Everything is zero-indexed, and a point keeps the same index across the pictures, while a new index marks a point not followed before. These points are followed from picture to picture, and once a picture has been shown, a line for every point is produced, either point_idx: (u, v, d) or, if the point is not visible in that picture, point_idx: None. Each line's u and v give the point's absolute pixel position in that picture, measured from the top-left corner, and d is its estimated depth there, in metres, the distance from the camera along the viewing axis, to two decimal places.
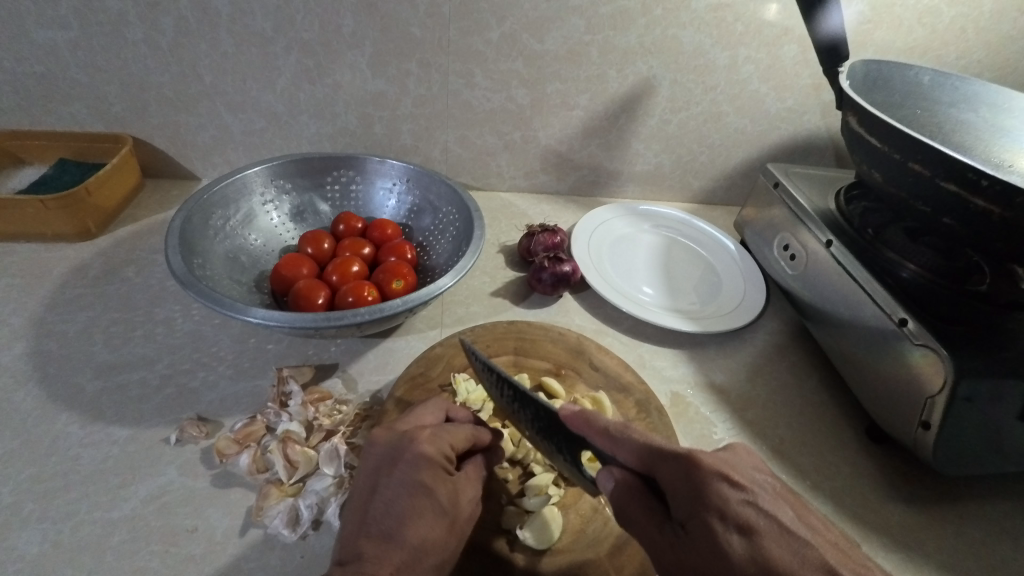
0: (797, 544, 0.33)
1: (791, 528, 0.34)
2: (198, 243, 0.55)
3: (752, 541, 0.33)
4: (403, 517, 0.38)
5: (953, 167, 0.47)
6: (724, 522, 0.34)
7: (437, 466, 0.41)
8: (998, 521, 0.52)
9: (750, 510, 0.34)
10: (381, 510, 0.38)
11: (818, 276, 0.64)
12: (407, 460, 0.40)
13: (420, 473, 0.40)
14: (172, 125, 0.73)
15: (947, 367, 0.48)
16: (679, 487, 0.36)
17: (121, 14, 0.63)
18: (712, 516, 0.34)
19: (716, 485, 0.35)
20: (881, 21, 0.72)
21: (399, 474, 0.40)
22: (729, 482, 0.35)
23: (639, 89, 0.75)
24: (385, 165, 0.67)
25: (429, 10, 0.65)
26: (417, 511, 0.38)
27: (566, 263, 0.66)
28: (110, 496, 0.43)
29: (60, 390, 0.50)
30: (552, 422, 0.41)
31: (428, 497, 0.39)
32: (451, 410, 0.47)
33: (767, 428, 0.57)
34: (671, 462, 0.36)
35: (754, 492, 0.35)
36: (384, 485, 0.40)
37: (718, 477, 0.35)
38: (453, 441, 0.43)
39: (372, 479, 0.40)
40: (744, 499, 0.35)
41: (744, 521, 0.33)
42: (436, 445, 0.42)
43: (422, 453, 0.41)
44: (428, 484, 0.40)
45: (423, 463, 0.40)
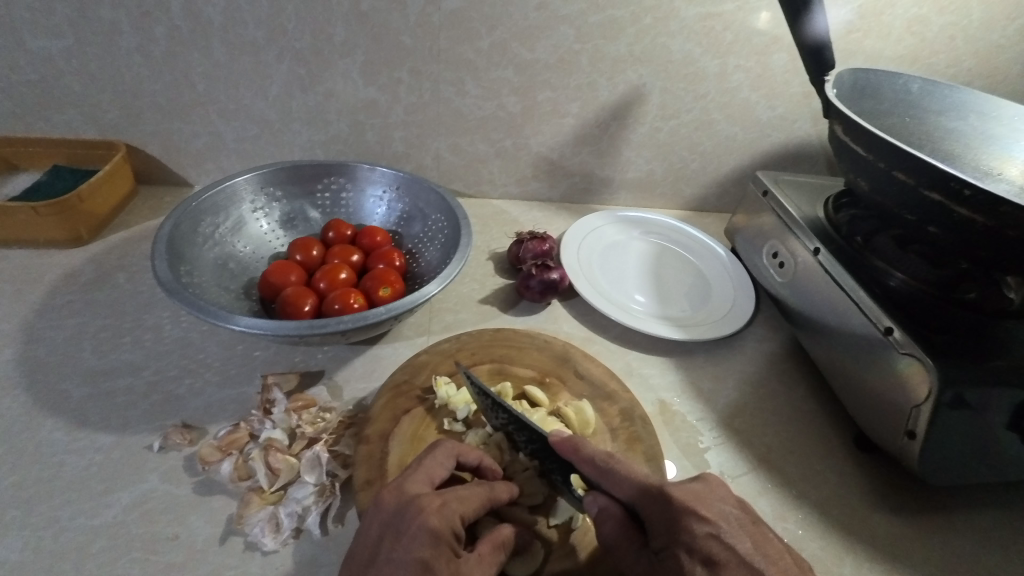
0: (751, 574, 0.36)
1: (751, 561, 0.37)
2: (186, 250, 0.56)
3: (714, 573, 0.36)
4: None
5: (937, 176, 0.47)
6: (692, 558, 0.36)
7: (442, 543, 0.37)
8: (986, 531, 0.52)
9: (715, 544, 0.37)
10: None
11: (807, 284, 0.64)
12: (411, 534, 0.37)
13: (423, 549, 0.36)
14: (165, 132, 0.73)
15: (932, 376, 0.48)
16: (655, 520, 0.39)
17: (114, 23, 0.63)
18: (682, 550, 0.37)
19: (690, 523, 0.37)
20: (871, 30, 0.72)
21: (400, 549, 0.36)
22: (702, 518, 0.38)
23: (630, 97, 0.75)
24: (375, 173, 0.68)
25: (420, 19, 0.66)
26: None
27: (554, 270, 0.66)
28: (93, 503, 0.43)
29: (47, 396, 0.50)
30: (544, 450, 0.44)
31: None
32: (461, 454, 0.44)
33: (754, 437, 0.57)
34: (646, 497, 0.39)
35: (720, 525, 0.38)
36: (381, 560, 0.36)
37: (692, 514, 0.38)
38: (461, 511, 0.40)
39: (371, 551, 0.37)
40: (710, 533, 0.37)
41: (710, 554, 0.37)
42: (444, 516, 0.39)
43: (428, 526, 0.37)
44: (429, 564, 0.36)
45: (428, 538, 0.37)
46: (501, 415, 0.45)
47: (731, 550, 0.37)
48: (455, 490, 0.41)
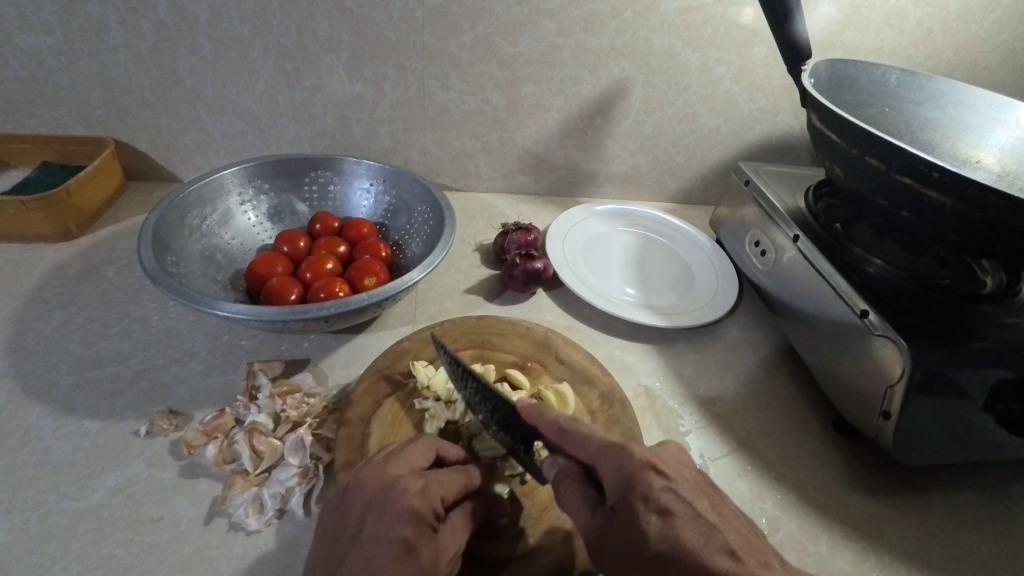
0: (705, 528, 0.36)
1: (704, 516, 0.36)
2: (172, 241, 0.56)
3: (668, 523, 0.35)
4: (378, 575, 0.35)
5: (906, 161, 0.48)
6: (647, 507, 0.35)
7: (424, 523, 0.38)
8: (962, 511, 0.53)
9: (670, 497, 0.36)
10: (359, 564, 0.36)
11: (787, 272, 0.65)
12: (394, 513, 0.38)
13: (405, 529, 0.37)
14: (154, 128, 0.74)
15: (905, 357, 0.49)
16: (610, 476, 0.37)
17: (102, 19, 0.64)
18: (638, 500, 0.35)
19: (644, 475, 0.37)
20: (849, 22, 0.73)
21: (383, 527, 0.37)
22: (657, 472, 0.37)
23: (613, 91, 0.76)
24: (361, 166, 0.69)
25: (403, 14, 0.67)
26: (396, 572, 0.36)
27: (537, 260, 0.67)
28: (78, 486, 0.44)
29: (35, 384, 0.51)
30: (508, 418, 0.44)
31: (408, 557, 0.37)
32: (443, 448, 0.45)
33: (734, 421, 0.58)
34: (604, 453, 0.38)
35: (675, 481, 0.37)
36: (366, 538, 0.37)
37: (648, 467, 0.37)
38: (444, 494, 0.40)
39: (354, 532, 0.38)
40: (665, 486, 0.37)
41: (664, 504, 0.36)
42: (425, 498, 0.39)
43: (410, 507, 0.38)
44: (411, 542, 0.37)
45: (409, 518, 0.38)
46: (472, 384, 0.45)
47: (683, 502, 0.36)
48: (435, 473, 0.41)
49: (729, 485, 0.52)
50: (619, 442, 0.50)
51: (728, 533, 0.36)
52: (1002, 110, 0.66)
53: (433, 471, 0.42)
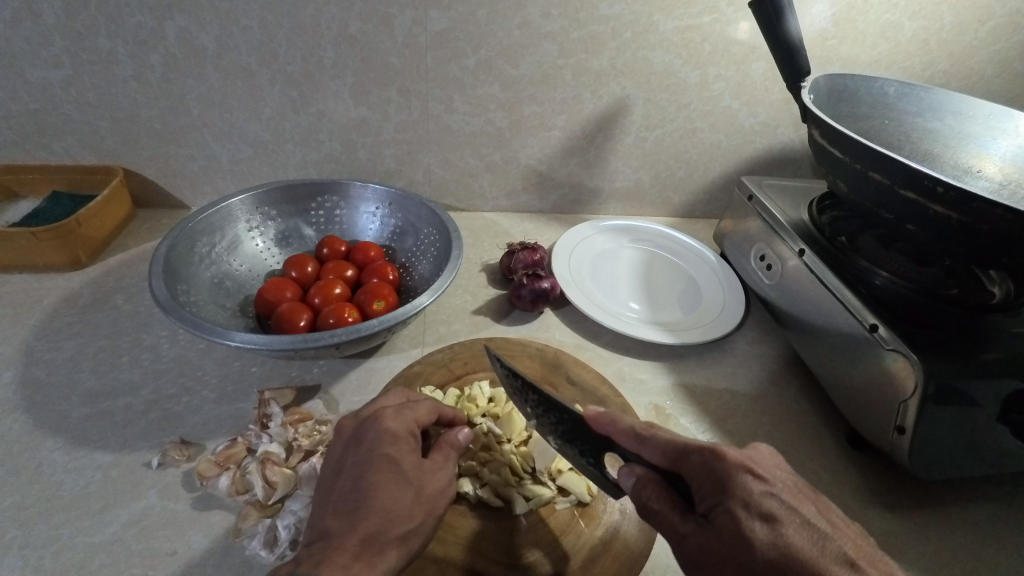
0: (817, 535, 0.33)
1: (812, 523, 0.34)
2: (183, 269, 0.57)
3: (775, 530, 0.33)
4: (367, 490, 0.39)
5: (911, 176, 0.49)
6: (748, 512, 0.33)
7: (403, 440, 0.42)
8: (982, 525, 0.52)
9: (772, 502, 0.34)
10: (349, 485, 0.40)
11: (794, 286, 0.65)
12: (371, 437, 0.42)
13: (384, 447, 0.41)
14: (162, 156, 0.75)
15: (916, 371, 0.49)
16: (703, 479, 0.36)
17: (112, 53, 0.65)
18: (737, 505, 0.34)
19: (740, 478, 0.35)
20: (845, 36, 0.74)
21: (362, 451, 0.41)
22: (753, 475, 0.36)
23: (614, 109, 0.77)
24: (367, 190, 0.69)
25: (407, 40, 0.68)
26: (382, 482, 0.40)
27: (545, 279, 0.67)
28: (92, 520, 0.44)
29: (46, 417, 0.51)
30: (573, 427, 0.44)
31: (392, 468, 0.41)
32: (411, 395, 0.48)
33: (746, 437, 0.58)
34: (692, 456, 0.37)
35: (776, 486, 0.35)
36: (350, 464, 0.41)
37: (743, 471, 0.36)
38: (415, 416, 0.45)
39: (339, 464, 0.42)
40: (766, 491, 0.35)
41: (767, 509, 0.34)
42: (399, 422, 0.43)
43: (383, 429, 0.42)
44: (392, 457, 0.41)
45: (386, 438, 0.42)
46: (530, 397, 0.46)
47: (787, 507, 0.34)
48: (406, 404, 0.46)
49: None
50: None
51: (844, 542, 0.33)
52: (1002, 119, 0.66)
53: (404, 403, 0.46)
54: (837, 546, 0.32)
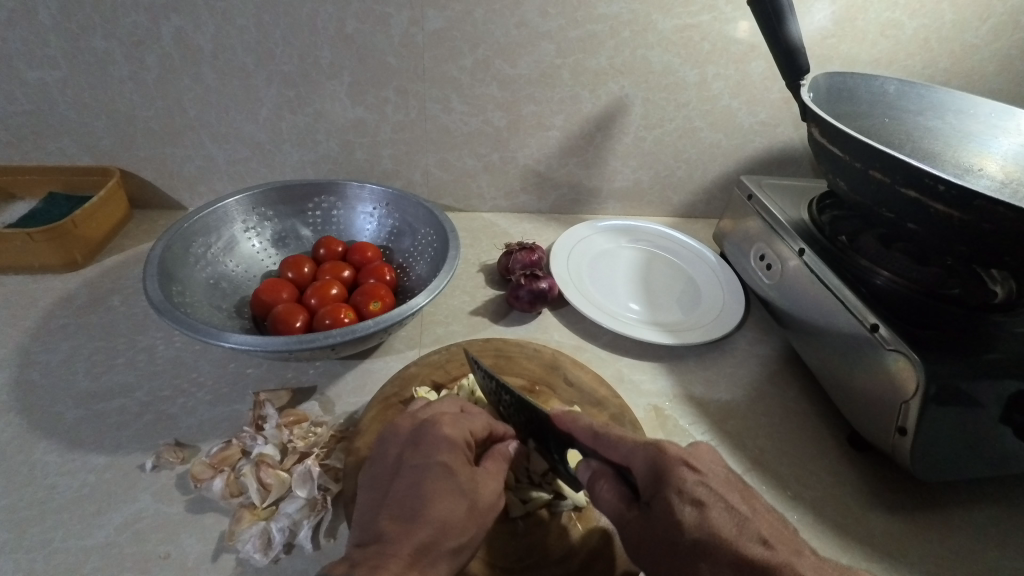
0: (738, 517, 0.37)
1: (737, 508, 0.38)
2: (178, 271, 0.56)
3: (702, 513, 0.37)
4: (424, 496, 0.39)
5: (911, 174, 0.48)
6: (680, 499, 0.37)
7: (457, 448, 0.42)
8: (986, 528, 0.51)
9: (703, 490, 0.38)
10: (404, 491, 0.39)
11: (794, 286, 0.65)
12: (429, 442, 0.42)
13: (442, 453, 0.41)
14: (159, 157, 0.75)
15: (917, 371, 0.48)
16: (645, 472, 0.40)
17: (107, 53, 0.65)
18: (669, 495, 0.38)
19: (676, 470, 0.39)
20: (845, 35, 0.74)
21: (421, 457, 0.41)
22: (689, 466, 0.39)
23: (613, 109, 0.76)
24: (364, 190, 0.69)
25: (403, 40, 0.68)
26: (439, 490, 0.39)
27: (543, 280, 0.67)
28: (85, 523, 0.43)
29: (40, 419, 0.51)
30: (541, 426, 0.46)
31: (449, 477, 0.40)
32: (466, 403, 0.48)
33: (746, 439, 0.57)
34: (636, 451, 0.41)
35: (707, 476, 0.39)
36: (406, 469, 0.41)
37: (679, 463, 0.39)
38: (472, 426, 0.45)
39: (394, 469, 0.41)
40: (697, 480, 0.38)
41: (697, 496, 0.37)
42: (457, 430, 0.43)
43: (443, 435, 0.42)
44: (449, 464, 0.41)
45: (444, 444, 0.42)
46: (505, 397, 0.48)
47: (716, 493, 0.38)
48: (462, 413, 0.46)
49: None
50: None
51: (762, 523, 0.37)
52: (1003, 117, 0.66)
53: (460, 413, 0.46)
54: (757, 527, 0.37)
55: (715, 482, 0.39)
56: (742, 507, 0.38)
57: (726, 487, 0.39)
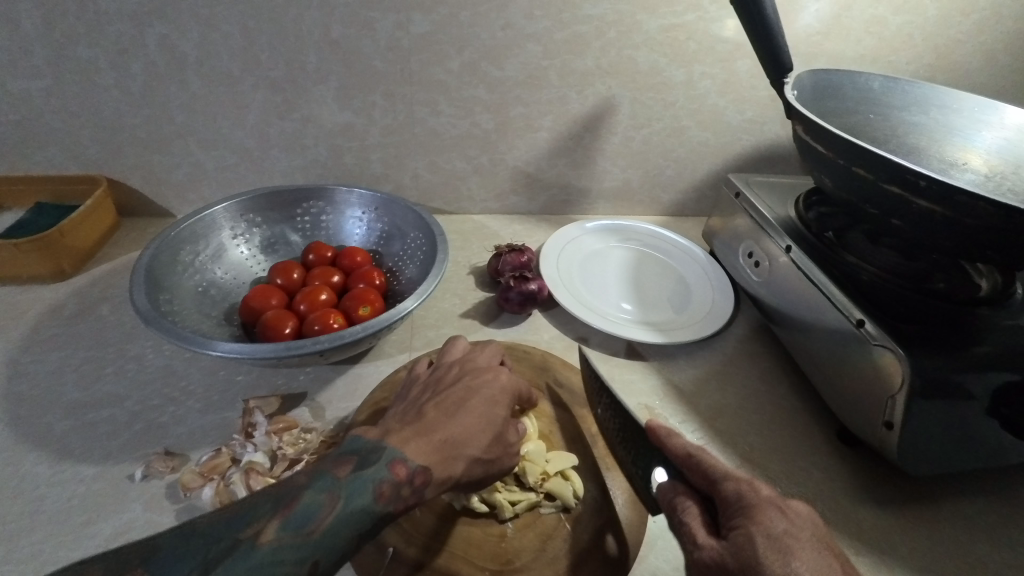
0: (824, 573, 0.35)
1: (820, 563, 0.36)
2: (166, 280, 0.56)
3: (788, 561, 0.35)
4: (464, 408, 0.43)
5: (894, 171, 0.48)
6: (767, 542, 0.35)
7: (505, 392, 0.47)
8: (974, 520, 0.52)
9: (791, 539, 0.36)
10: (451, 401, 0.44)
11: (781, 283, 0.65)
12: (488, 379, 0.47)
13: (494, 389, 0.46)
14: (147, 165, 0.75)
15: (903, 366, 0.48)
16: (732, 505, 0.38)
17: (92, 61, 0.65)
18: (756, 533, 0.36)
19: (765, 510, 0.37)
20: (830, 32, 0.74)
21: (476, 384, 0.46)
22: (782, 513, 0.38)
23: (601, 109, 0.77)
24: (353, 195, 0.69)
25: (390, 44, 0.68)
26: (479, 411, 0.44)
27: (532, 282, 0.67)
28: (74, 535, 0.43)
29: (29, 431, 0.51)
30: (635, 431, 0.47)
31: (490, 404, 0.45)
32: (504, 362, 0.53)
33: (737, 436, 0.57)
34: (728, 481, 0.39)
35: (799, 527, 0.37)
36: (456, 389, 0.45)
37: (773, 507, 0.38)
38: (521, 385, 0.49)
39: (448, 386, 0.46)
40: (786, 529, 0.37)
41: (784, 545, 0.36)
42: (510, 379, 0.48)
43: (496, 377, 0.47)
44: (500, 395, 0.46)
45: (499, 385, 0.47)
46: (605, 401, 0.51)
47: (804, 545, 0.36)
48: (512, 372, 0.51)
49: None
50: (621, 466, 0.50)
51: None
52: (987, 111, 0.66)
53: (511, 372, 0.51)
54: None
55: (801, 531, 0.37)
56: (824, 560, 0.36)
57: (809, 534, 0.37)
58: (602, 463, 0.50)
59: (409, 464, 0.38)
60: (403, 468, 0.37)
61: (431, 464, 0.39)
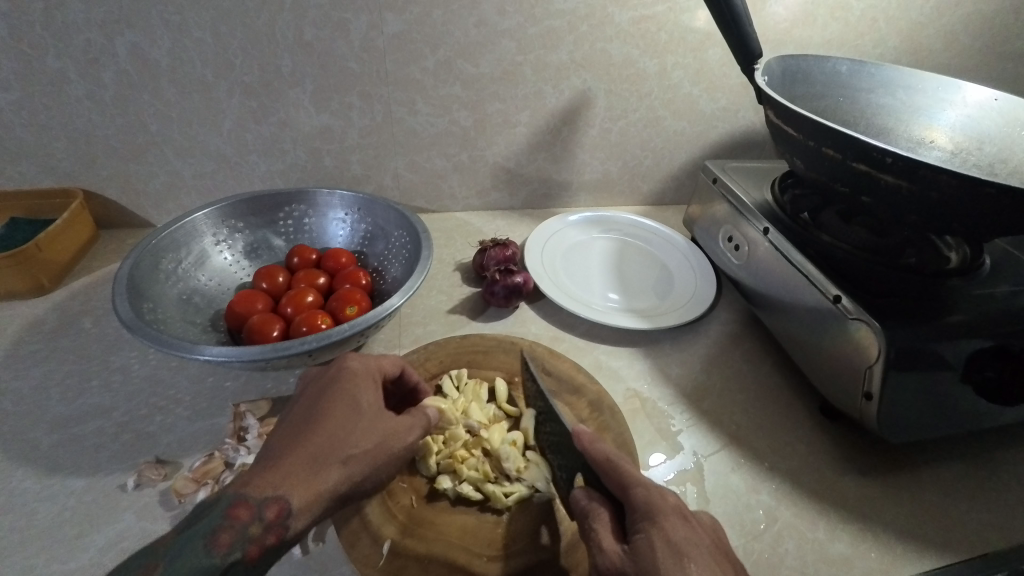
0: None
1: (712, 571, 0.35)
2: (148, 289, 0.56)
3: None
4: (318, 417, 0.42)
5: (860, 149, 0.50)
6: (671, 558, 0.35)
7: (363, 388, 0.45)
8: (953, 483, 0.54)
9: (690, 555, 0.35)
10: (303, 415, 0.42)
11: (761, 265, 0.66)
12: (330, 383, 0.44)
13: (348, 391, 0.44)
14: (123, 176, 0.74)
15: (879, 338, 0.50)
16: (638, 520, 0.38)
17: (61, 72, 0.64)
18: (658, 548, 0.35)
19: (669, 516, 0.37)
20: (796, 19, 0.76)
21: (315, 395, 0.44)
22: (685, 518, 0.38)
23: (577, 102, 0.78)
24: (334, 196, 0.69)
25: (364, 45, 0.68)
26: (329, 418, 0.42)
27: (517, 274, 0.67)
28: (67, 547, 0.43)
29: (14, 447, 0.50)
30: (561, 442, 0.47)
31: (347, 406, 0.43)
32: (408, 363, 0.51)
33: (723, 415, 0.59)
34: (635, 490, 0.39)
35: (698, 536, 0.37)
36: (324, 396, 0.43)
37: (674, 516, 0.37)
38: (377, 371, 0.47)
39: (329, 390, 0.44)
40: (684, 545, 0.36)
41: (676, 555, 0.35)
42: (368, 372, 0.46)
43: (350, 374, 0.45)
44: (347, 389, 0.44)
45: (348, 381, 0.44)
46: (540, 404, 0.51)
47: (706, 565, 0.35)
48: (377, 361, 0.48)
49: (723, 480, 0.52)
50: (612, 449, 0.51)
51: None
52: (949, 91, 0.69)
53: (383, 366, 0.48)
54: None
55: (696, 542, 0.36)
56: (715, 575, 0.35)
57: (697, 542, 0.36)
58: None
59: (252, 504, 0.37)
60: (246, 510, 0.36)
61: (294, 490, 0.38)
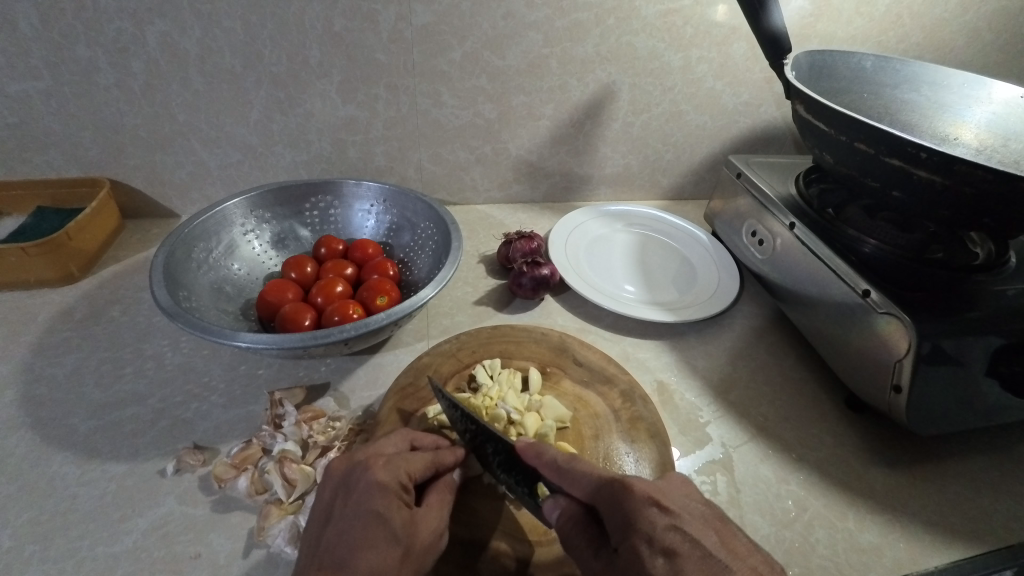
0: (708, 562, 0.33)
1: (714, 554, 0.34)
2: (183, 277, 0.56)
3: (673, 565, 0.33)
4: (354, 546, 0.37)
5: (895, 143, 0.50)
6: (651, 549, 0.34)
7: (392, 494, 0.40)
8: (979, 476, 0.54)
9: (674, 536, 0.34)
10: (335, 540, 0.38)
11: (785, 258, 0.67)
12: (358, 489, 0.40)
13: (374, 500, 0.39)
14: (149, 165, 0.74)
15: (909, 331, 0.50)
16: (612, 515, 0.36)
17: (92, 61, 0.64)
18: (639, 541, 0.34)
19: (646, 511, 0.35)
20: (821, 14, 0.76)
21: (351, 502, 0.39)
22: (661, 507, 0.36)
23: (601, 96, 0.78)
24: (361, 187, 0.69)
25: (392, 36, 0.68)
26: (369, 540, 0.37)
27: (544, 266, 0.68)
28: (110, 531, 0.44)
29: (53, 432, 0.50)
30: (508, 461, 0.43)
31: (382, 524, 0.38)
32: (415, 438, 0.46)
33: (750, 408, 0.59)
34: (603, 488, 0.37)
35: (681, 517, 0.35)
36: (339, 516, 0.39)
37: (649, 503, 0.36)
38: (408, 470, 0.42)
39: (348, 503, 0.39)
40: (670, 524, 0.35)
41: (669, 545, 0.34)
42: (390, 471, 0.41)
43: (375, 480, 0.40)
44: (381, 512, 0.39)
45: (376, 490, 0.39)
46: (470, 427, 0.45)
47: (691, 541, 0.34)
48: (401, 453, 0.43)
49: (753, 470, 0.53)
50: (645, 439, 0.51)
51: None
52: (976, 87, 0.68)
53: (401, 452, 0.43)
54: None
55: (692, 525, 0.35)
56: (718, 554, 0.34)
57: (702, 527, 0.35)
58: (626, 436, 0.52)
59: None
60: None
61: None
